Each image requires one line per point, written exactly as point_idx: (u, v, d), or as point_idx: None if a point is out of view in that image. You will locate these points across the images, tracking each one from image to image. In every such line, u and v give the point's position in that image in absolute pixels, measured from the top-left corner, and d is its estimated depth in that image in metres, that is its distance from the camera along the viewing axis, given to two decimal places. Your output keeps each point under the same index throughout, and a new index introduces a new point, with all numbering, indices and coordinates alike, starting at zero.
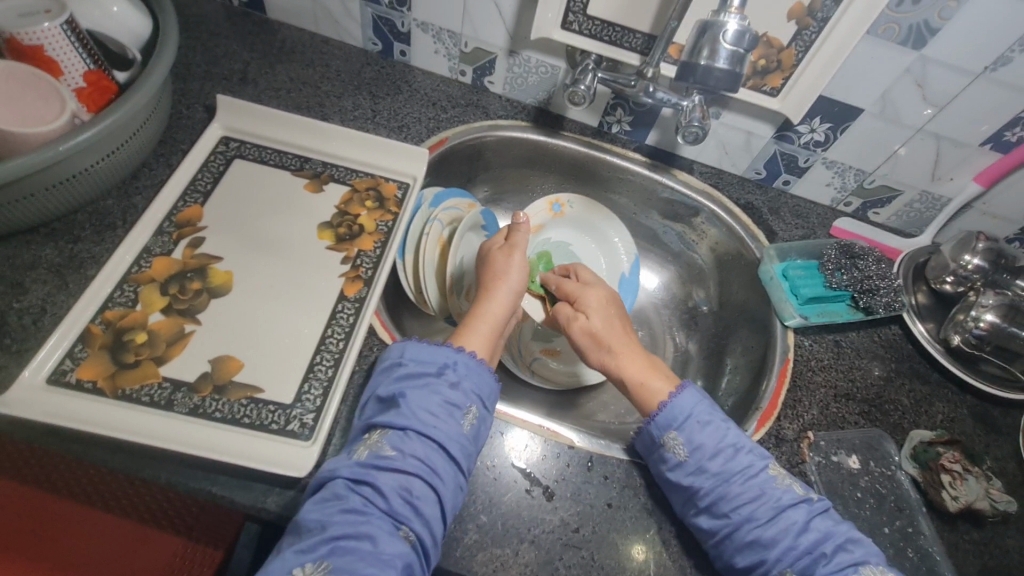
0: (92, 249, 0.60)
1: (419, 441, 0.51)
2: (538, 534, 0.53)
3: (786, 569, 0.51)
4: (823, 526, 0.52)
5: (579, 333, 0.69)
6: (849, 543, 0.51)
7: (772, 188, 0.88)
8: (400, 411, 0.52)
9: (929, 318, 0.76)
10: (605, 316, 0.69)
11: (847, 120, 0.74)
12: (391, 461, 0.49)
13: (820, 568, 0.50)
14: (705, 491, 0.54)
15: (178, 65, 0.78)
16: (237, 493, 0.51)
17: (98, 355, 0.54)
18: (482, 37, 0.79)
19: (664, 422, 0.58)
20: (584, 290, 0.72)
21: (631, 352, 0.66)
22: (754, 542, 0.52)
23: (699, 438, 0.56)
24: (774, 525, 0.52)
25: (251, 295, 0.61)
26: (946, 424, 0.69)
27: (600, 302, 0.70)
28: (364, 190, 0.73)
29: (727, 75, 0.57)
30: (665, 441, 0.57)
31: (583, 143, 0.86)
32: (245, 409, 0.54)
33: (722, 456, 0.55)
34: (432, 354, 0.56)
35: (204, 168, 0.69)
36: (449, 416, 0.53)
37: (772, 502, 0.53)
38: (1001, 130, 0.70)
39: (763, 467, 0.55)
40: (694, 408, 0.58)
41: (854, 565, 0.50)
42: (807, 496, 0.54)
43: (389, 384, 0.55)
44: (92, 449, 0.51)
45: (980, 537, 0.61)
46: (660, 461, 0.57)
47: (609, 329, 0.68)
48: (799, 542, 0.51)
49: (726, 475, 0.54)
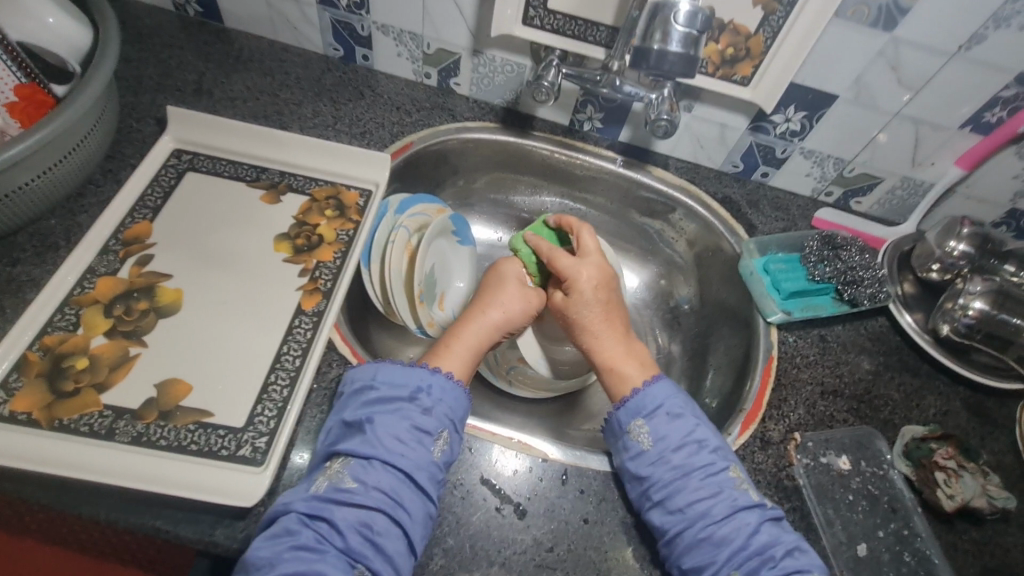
0: (32, 272, 0.57)
1: (384, 472, 0.48)
2: (509, 555, 0.50)
3: (732, 571, 0.49)
4: (773, 532, 0.51)
5: (565, 307, 0.67)
6: (797, 550, 0.50)
7: (751, 181, 0.85)
8: (365, 439, 0.49)
9: (917, 308, 0.74)
10: (594, 296, 0.66)
11: (822, 108, 0.72)
12: (352, 495, 0.46)
13: (767, 571, 0.48)
14: (662, 483, 0.52)
15: (128, 77, 0.75)
16: (183, 527, 0.47)
17: (34, 384, 0.51)
18: (444, 38, 0.77)
19: (633, 408, 0.57)
20: (577, 266, 0.67)
21: (611, 335, 0.65)
22: (706, 540, 0.50)
23: (666, 429, 0.55)
24: (727, 523, 0.50)
25: (202, 314, 0.58)
26: (938, 418, 0.66)
27: (592, 282, 0.66)
28: (323, 199, 0.70)
29: (682, 59, 0.56)
30: (631, 428, 0.56)
31: (554, 142, 0.83)
32: (193, 435, 0.51)
33: (686, 449, 0.54)
34: (403, 376, 0.53)
35: (153, 183, 0.66)
36: (417, 443, 0.50)
37: (728, 501, 0.52)
38: (981, 111, 0.67)
39: (724, 467, 0.54)
40: (667, 399, 0.57)
41: (799, 573, 0.48)
42: (761, 501, 0.53)
43: (357, 408, 0.51)
44: (28, 485, 0.47)
45: (979, 536, 0.58)
46: (623, 448, 0.56)
47: (593, 312, 0.66)
48: (750, 543, 0.49)
49: (686, 468, 0.53)
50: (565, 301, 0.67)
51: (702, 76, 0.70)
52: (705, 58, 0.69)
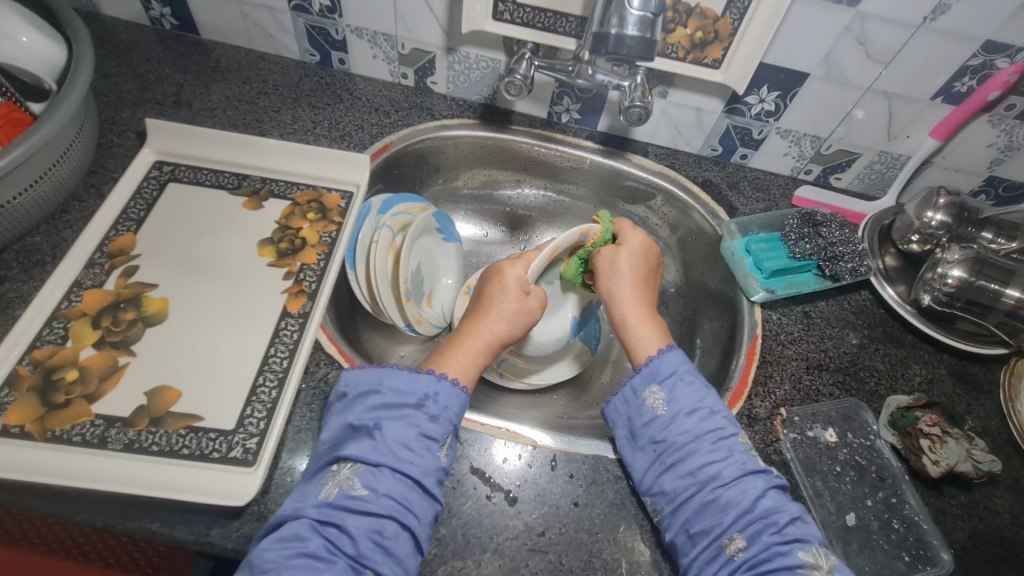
0: (20, 288, 0.58)
1: (393, 478, 0.48)
2: (501, 542, 0.51)
3: (737, 535, 0.49)
4: (779, 498, 0.51)
5: (609, 261, 0.68)
6: (799, 519, 0.50)
7: (730, 163, 0.86)
8: (375, 446, 0.49)
9: (899, 280, 0.74)
10: (640, 258, 0.69)
11: (794, 86, 0.72)
12: (363, 502, 0.46)
13: (768, 536, 0.48)
14: (676, 446, 0.54)
15: (108, 93, 0.76)
16: (179, 528, 0.48)
17: (27, 397, 0.52)
18: (417, 37, 0.77)
19: (649, 374, 0.58)
20: (631, 232, 0.71)
21: (641, 302, 0.66)
22: (713, 502, 0.50)
23: (681, 395, 0.56)
24: (736, 486, 0.51)
25: (190, 321, 0.59)
26: (924, 387, 0.67)
27: (641, 245, 0.70)
28: (305, 203, 0.71)
29: (639, 42, 0.57)
30: (646, 394, 0.57)
31: (532, 135, 0.84)
32: (184, 439, 0.52)
33: (698, 414, 0.55)
34: (411, 383, 0.53)
35: (136, 195, 0.67)
36: (425, 449, 0.50)
37: (737, 464, 0.52)
38: (950, 81, 0.68)
39: (734, 433, 0.54)
40: (681, 366, 0.58)
41: (800, 540, 0.49)
42: (769, 469, 0.53)
43: (363, 413, 0.51)
44: (24, 496, 0.48)
45: (968, 500, 0.59)
46: (638, 414, 0.57)
47: (638, 272, 0.68)
48: (755, 506, 0.50)
49: (698, 432, 0.54)
50: (614, 254, 0.68)
51: (661, 57, 0.71)
52: (675, 43, 0.69)
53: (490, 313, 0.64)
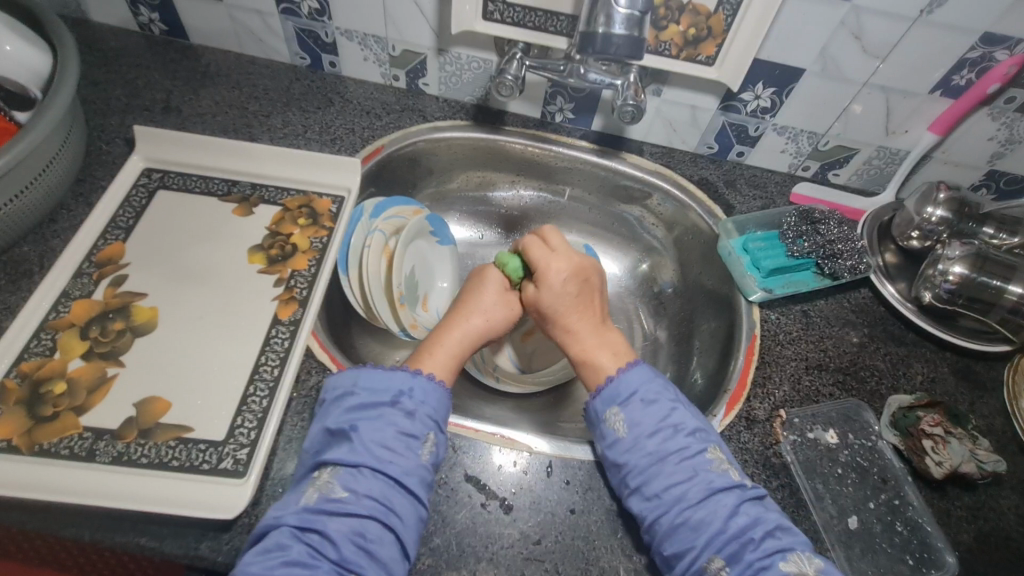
0: (7, 300, 0.57)
1: (374, 478, 0.47)
2: (496, 551, 0.50)
3: (714, 556, 0.47)
4: (753, 512, 0.49)
5: (539, 301, 0.65)
6: (778, 530, 0.49)
7: (727, 161, 0.85)
8: (352, 447, 0.48)
9: (900, 277, 0.73)
10: (570, 287, 0.64)
11: (790, 82, 0.71)
12: (343, 504, 0.45)
13: (747, 554, 0.47)
14: (638, 469, 0.52)
15: (96, 100, 0.75)
16: (169, 542, 0.47)
17: (14, 411, 0.51)
18: (407, 39, 0.77)
19: (607, 397, 0.56)
20: (548, 258, 0.65)
21: (585, 330, 0.63)
22: (683, 524, 0.49)
23: (641, 416, 0.54)
24: (705, 506, 0.49)
25: (179, 331, 0.58)
26: (926, 386, 0.66)
27: (562, 274, 0.64)
28: (296, 208, 0.70)
29: (628, 40, 0.56)
30: (606, 416, 0.55)
31: (526, 136, 0.83)
32: (173, 451, 0.51)
33: (659, 435, 0.53)
34: (386, 381, 0.52)
35: (125, 204, 0.66)
36: (406, 448, 0.49)
37: (704, 484, 0.50)
38: (949, 74, 0.67)
39: (701, 449, 0.53)
40: (641, 385, 0.56)
41: (781, 551, 0.47)
42: (742, 482, 0.51)
43: (340, 415, 0.51)
44: (11, 511, 0.47)
45: (972, 502, 0.58)
46: (600, 437, 0.55)
47: (567, 304, 0.64)
48: (727, 527, 0.48)
49: (661, 453, 0.52)
50: (537, 294, 0.65)
51: (653, 54, 0.70)
52: (668, 40, 0.68)
53: (469, 307, 0.64)
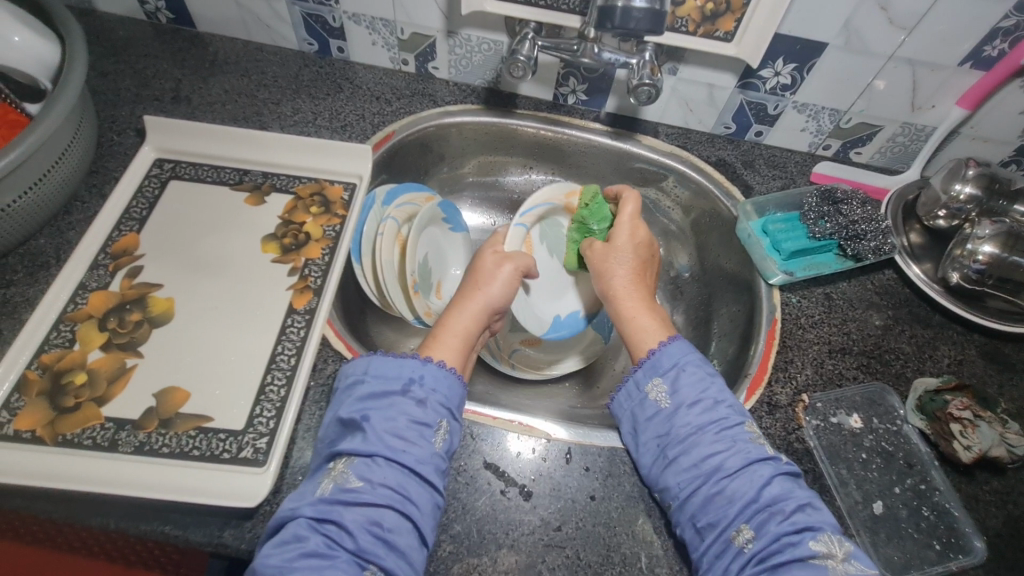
0: (26, 292, 0.58)
1: (388, 467, 0.46)
2: (517, 537, 0.50)
3: (743, 526, 0.47)
4: (786, 485, 0.49)
5: (601, 257, 0.68)
6: (809, 507, 0.48)
7: (744, 142, 0.83)
8: (365, 438, 0.47)
9: (925, 258, 0.71)
10: (635, 250, 0.67)
11: (812, 57, 0.69)
12: (358, 494, 0.45)
13: (775, 526, 0.46)
14: (678, 439, 0.52)
15: (107, 91, 0.75)
16: (191, 530, 0.48)
17: (36, 402, 0.52)
18: (416, 21, 0.75)
19: (650, 367, 0.56)
20: (629, 218, 0.69)
21: (641, 292, 0.65)
22: (719, 494, 0.48)
23: (682, 385, 0.54)
24: (740, 477, 0.49)
25: (196, 321, 0.58)
26: (953, 368, 0.64)
27: (633, 237, 0.68)
28: (308, 196, 0.69)
29: (647, 14, 0.54)
30: (648, 387, 0.56)
31: (538, 119, 0.81)
32: (194, 441, 0.51)
33: (700, 405, 0.53)
34: (396, 368, 0.52)
35: (139, 194, 0.66)
36: (419, 436, 0.49)
37: (742, 454, 0.50)
38: (980, 45, 0.64)
39: (739, 422, 0.52)
40: (683, 356, 0.56)
41: (810, 529, 0.46)
42: (777, 456, 0.51)
43: (351, 405, 0.50)
44: (37, 501, 0.48)
45: (1001, 486, 0.56)
46: (640, 408, 0.55)
47: (629, 266, 0.66)
48: (761, 495, 0.48)
49: (701, 424, 0.52)
50: (605, 250, 0.68)
51: (670, 31, 0.68)
52: (685, 16, 0.66)
53: (478, 286, 0.63)
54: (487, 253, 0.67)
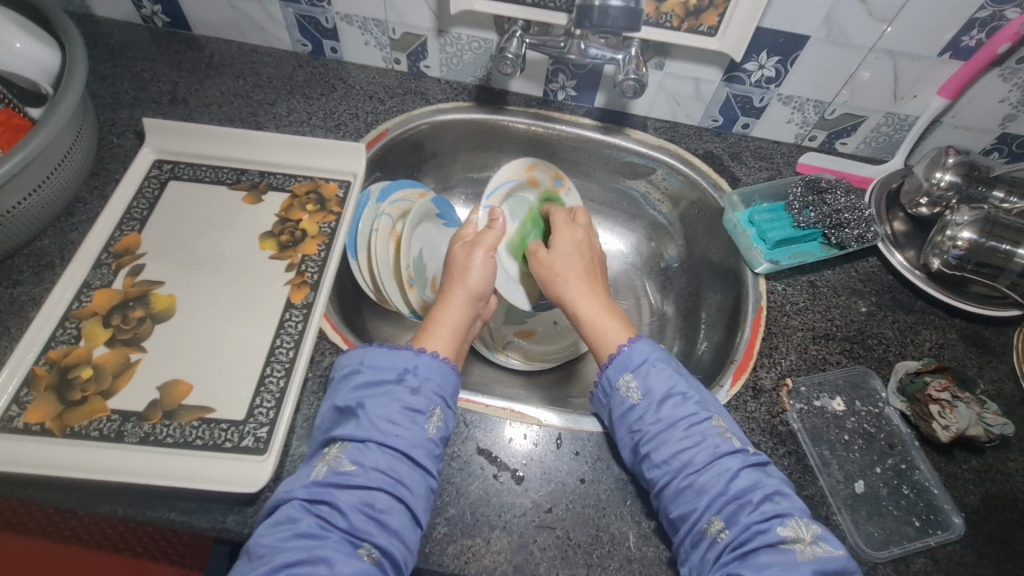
0: (32, 291, 0.60)
1: (380, 452, 0.48)
2: (509, 519, 0.52)
3: (714, 518, 0.48)
4: (754, 476, 0.50)
5: (548, 262, 0.70)
6: (778, 495, 0.49)
7: (732, 134, 0.84)
8: (359, 423, 0.49)
9: (909, 246, 0.73)
10: (579, 253, 0.71)
11: (795, 50, 0.70)
12: (351, 476, 0.47)
13: (745, 516, 0.47)
14: (649, 435, 0.52)
15: (106, 94, 0.76)
16: (196, 516, 0.50)
17: (44, 396, 0.54)
18: (408, 21, 0.76)
19: (619, 366, 0.57)
20: (566, 232, 0.73)
21: (593, 297, 0.66)
22: (689, 488, 0.49)
23: (653, 382, 0.55)
24: (708, 471, 0.50)
25: (196, 316, 0.60)
26: (934, 352, 0.66)
27: (573, 246, 0.71)
28: (304, 194, 0.71)
29: (623, 12, 0.56)
30: (619, 383, 0.56)
31: (529, 115, 0.83)
32: (197, 431, 0.53)
33: (671, 403, 0.54)
34: (390, 359, 0.53)
35: (139, 194, 0.68)
36: (411, 422, 0.50)
37: (710, 449, 0.51)
38: (958, 36, 0.66)
39: (707, 417, 0.53)
40: (651, 353, 0.57)
41: (778, 516, 0.48)
42: (744, 449, 0.52)
43: (348, 394, 0.52)
44: (47, 490, 0.50)
45: (979, 464, 0.58)
46: (613, 406, 0.56)
47: (576, 270, 0.68)
48: (728, 488, 0.49)
49: (672, 421, 0.53)
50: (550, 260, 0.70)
51: (654, 27, 0.69)
52: (669, 12, 0.68)
53: (457, 281, 0.66)
54: (454, 250, 0.69)
